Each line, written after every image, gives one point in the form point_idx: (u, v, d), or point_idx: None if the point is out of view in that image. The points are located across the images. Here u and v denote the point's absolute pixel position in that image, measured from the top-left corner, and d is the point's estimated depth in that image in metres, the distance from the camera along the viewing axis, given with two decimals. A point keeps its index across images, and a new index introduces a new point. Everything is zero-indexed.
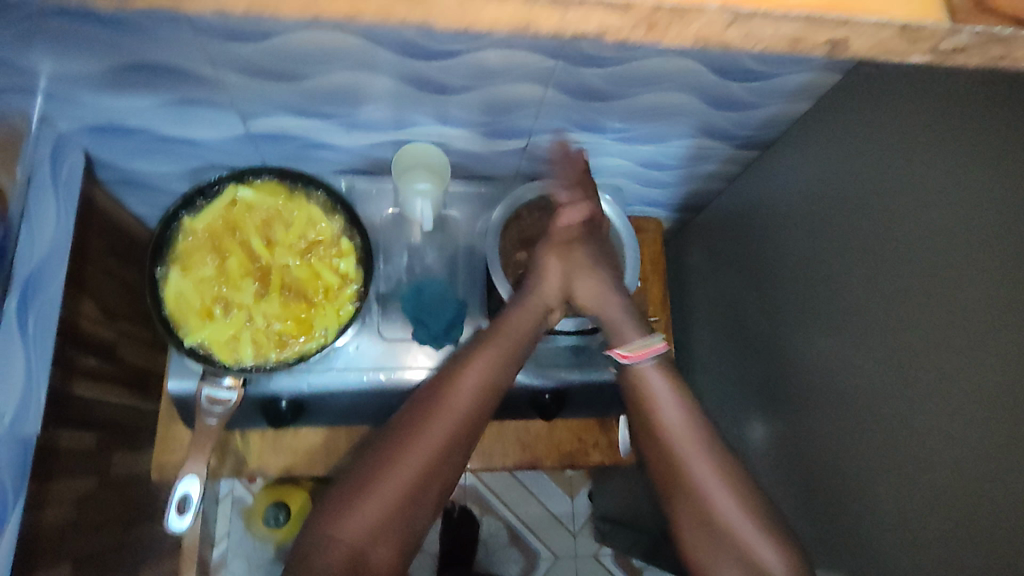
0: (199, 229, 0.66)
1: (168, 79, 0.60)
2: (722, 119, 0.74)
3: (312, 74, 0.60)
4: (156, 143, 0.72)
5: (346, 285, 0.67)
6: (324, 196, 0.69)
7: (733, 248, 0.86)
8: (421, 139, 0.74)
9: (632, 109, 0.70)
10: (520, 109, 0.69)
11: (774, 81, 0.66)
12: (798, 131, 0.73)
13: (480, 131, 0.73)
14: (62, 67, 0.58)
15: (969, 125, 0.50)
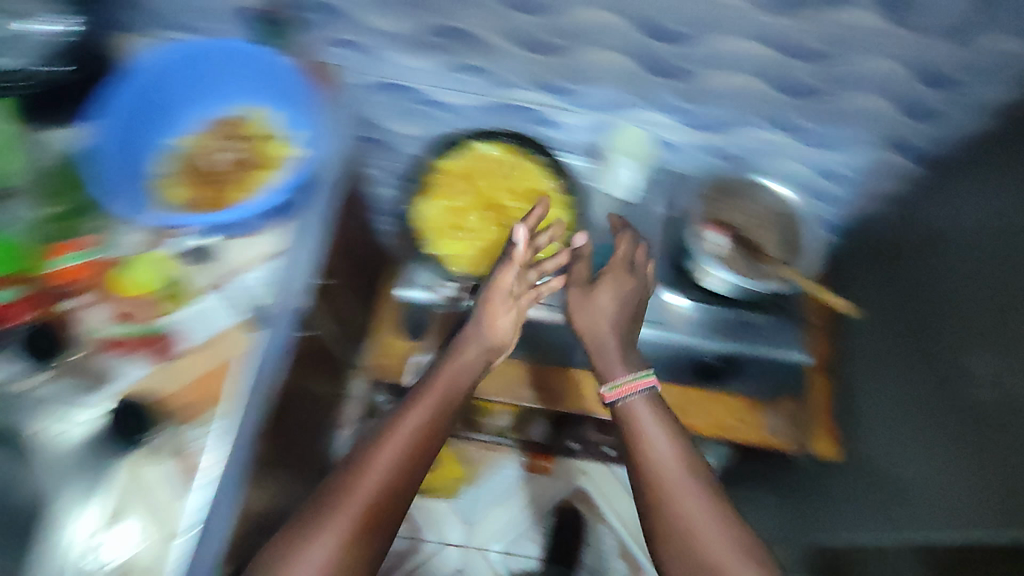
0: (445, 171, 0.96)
1: (461, 47, 0.90)
2: (908, 129, 0.89)
3: (572, 49, 0.86)
4: (419, 105, 1.01)
5: (551, 224, 0.93)
6: (543, 161, 0.98)
7: (907, 287, 0.92)
8: (631, 125, 1.01)
9: (831, 111, 0.88)
10: (725, 100, 0.90)
11: (969, 94, 0.81)
12: (967, 146, 0.85)
13: (687, 123, 0.97)
14: (390, 27, 0.88)
15: None
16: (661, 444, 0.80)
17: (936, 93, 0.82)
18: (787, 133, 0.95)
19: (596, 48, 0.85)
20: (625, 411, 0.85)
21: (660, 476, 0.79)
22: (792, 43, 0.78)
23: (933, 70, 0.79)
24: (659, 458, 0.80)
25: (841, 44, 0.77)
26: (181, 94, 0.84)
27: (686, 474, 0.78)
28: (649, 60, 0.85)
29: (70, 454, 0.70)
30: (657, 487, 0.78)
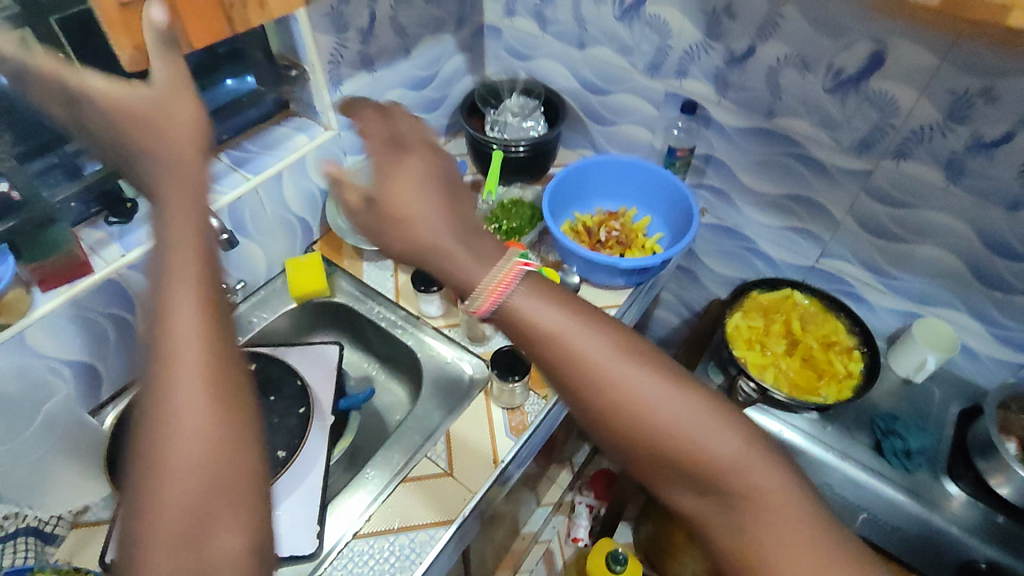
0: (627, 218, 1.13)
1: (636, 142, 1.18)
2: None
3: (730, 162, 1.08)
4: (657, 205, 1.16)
5: (759, 319, 1.06)
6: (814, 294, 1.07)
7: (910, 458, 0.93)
8: (792, 243, 1.11)
9: (920, 263, 0.98)
10: (834, 229, 1.04)
11: None
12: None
13: (809, 240, 1.08)
14: (601, 115, 1.19)
15: None
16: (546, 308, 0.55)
17: (999, 300, 0.94)
18: (982, 326, 0.98)
19: (717, 182, 1.12)
20: (500, 315, 0.55)
21: (611, 374, 0.53)
22: (879, 193, 0.95)
23: (1008, 255, 0.89)
24: (579, 338, 0.54)
25: (918, 198, 0.92)
26: (598, 188, 1.16)
27: (601, 332, 0.54)
28: (756, 201, 1.09)
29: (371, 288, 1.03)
30: (600, 391, 0.52)
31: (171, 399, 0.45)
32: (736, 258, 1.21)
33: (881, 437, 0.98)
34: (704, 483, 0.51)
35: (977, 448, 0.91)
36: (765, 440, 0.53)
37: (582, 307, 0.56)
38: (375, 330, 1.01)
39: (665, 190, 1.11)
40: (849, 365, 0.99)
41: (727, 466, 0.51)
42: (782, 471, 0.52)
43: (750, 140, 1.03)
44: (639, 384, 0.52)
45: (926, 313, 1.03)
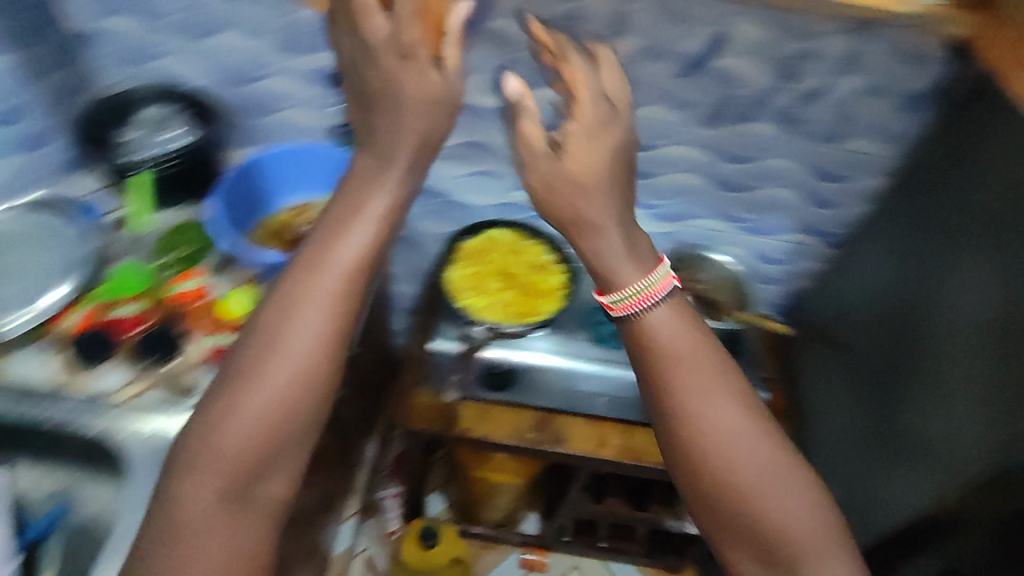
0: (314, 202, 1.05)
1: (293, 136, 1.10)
2: (659, 194, 1.15)
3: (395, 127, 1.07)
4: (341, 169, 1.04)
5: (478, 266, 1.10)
6: (511, 227, 1.14)
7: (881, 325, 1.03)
8: (480, 188, 1.19)
9: (578, 173, 1.13)
10: (507, 161, 1.13)
11: (662, 154, 1.08)
12: (689, 186, 1.13)
13: (493, 179, 1.17)
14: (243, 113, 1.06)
15: (671, 140, 1.05)
16: (735, 413, 0.63)
17: (643, 185, 1.14)
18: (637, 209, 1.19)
19: None
20: (631, 330, 0.67)
21: (721, 435, 0.62)
22: (532, 123, 1.06)
23: (636, 146, 1.07)
24: (682, 381, 0.64)
25: (560, 118, 1.04)
26: (278, 186, 1.03)
27: (711, 383, 0.64)
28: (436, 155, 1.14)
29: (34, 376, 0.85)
30: (690, 426, 0.63)
31: (290, 339, 0.62)
32: (440, 215, 1.25)
33: (592, 329, 1.11)
34: (775, 554, 0.62)
35: None
36: (834, 545, 0.62)
37: (706, 347, 0.65)
38: (51, 438, 0.81)
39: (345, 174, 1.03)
40: (556, 279, 1.10)
41: (783, 526, 0.61)
42: (842, 565, 0.62)
43: None
44: (735, 439, 0.62)
45: None
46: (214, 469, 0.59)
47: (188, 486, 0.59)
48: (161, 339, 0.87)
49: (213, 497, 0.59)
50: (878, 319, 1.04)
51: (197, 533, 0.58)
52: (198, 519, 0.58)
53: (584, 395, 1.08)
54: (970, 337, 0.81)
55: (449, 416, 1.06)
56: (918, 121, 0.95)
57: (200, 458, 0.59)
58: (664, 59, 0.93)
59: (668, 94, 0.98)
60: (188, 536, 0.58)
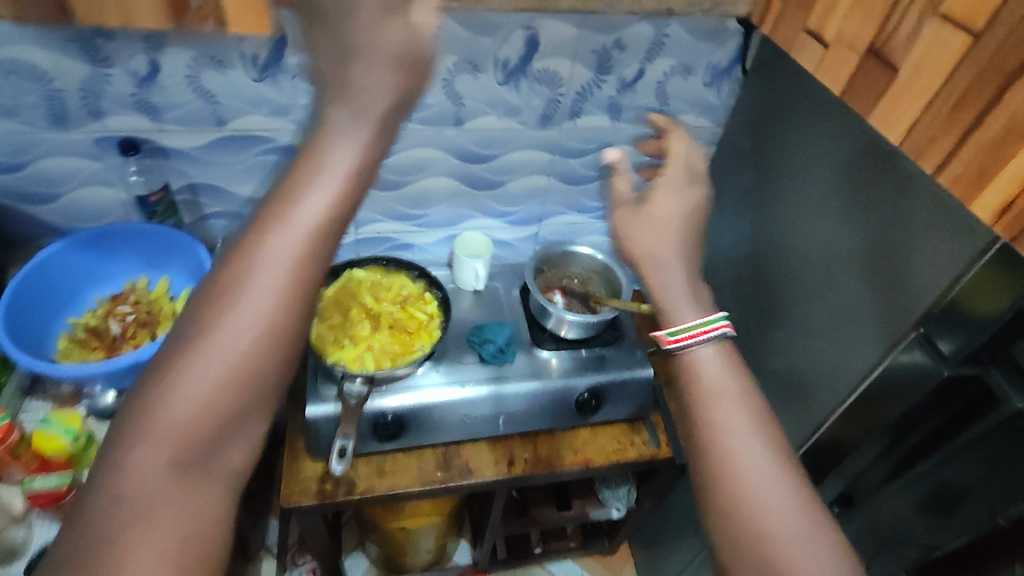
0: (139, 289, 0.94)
1: (93, 217, 0.96)
2: (510, 201, 1.15)
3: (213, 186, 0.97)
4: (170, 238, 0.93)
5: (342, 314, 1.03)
6: (371, 265, 1.10)
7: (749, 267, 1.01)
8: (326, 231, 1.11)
9: (424, 195, 1.09)
10: None
11: (502, 162, 1.07)
12: (537, 187, 1.13)
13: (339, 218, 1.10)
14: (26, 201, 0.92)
15: (508, 146, 1.04)
16: (757, 456, 0.53)
17: (492, 195, 1.13)
18: (493, 220, 1.18)
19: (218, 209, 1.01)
20: (683, 365, 0.59)
21: (734, 464, 0.53)
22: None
23: (477, 158, 1.05)
24: (723, 415, 0.55)
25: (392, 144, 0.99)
26: (81, 279, 0.91)
27: (746, 424, 0.55)
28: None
29: None
30: (716, 457, 0.54)
31: (274, 253, 0.44)
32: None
33: (479, 349, 1.07)
34: None
35: (540, 313, 1.11)
36: None
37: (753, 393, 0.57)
38: None
39: (161, 246, 0.93)
40: (428, 310, 1.05)
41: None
42: None
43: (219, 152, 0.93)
44: (754, 482, 0.52)
45: (460, 228, 1.18)
46: (168, 427, 0.41)
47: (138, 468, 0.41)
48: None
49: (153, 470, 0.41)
50: (745, 263, 1.01)
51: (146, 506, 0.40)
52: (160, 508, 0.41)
53: (480, 420, 1.04)
54: (832, 279, 0.81)
55: (344, 481, 0.98)
56: (729, 92, 1.02)
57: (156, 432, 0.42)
58: (482, 68, 0.92)
59: (496, 102, 0.97)
60: (139, 505, 0.40)
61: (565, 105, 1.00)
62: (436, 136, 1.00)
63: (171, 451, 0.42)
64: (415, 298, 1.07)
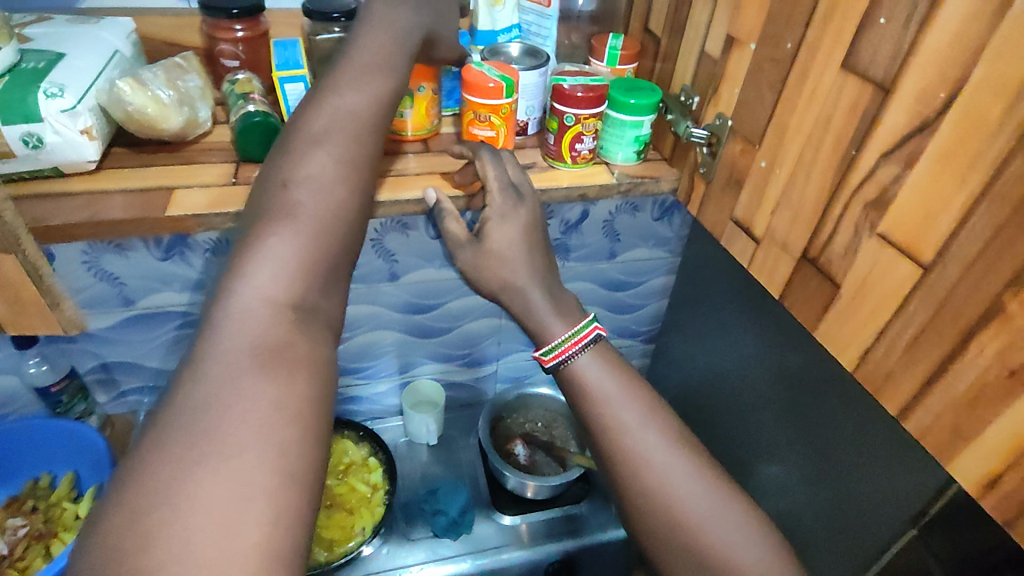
0: (43, 489, 0.85)
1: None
2: (463, 346, 1.06)
3: (130, 362, 0.89)
4: (67, 437, 0.84)
5: None
6: None
7: (741, 395, 0.92)
8: None
9: (366, 349, 1.01)
10: None
11: (449, 309, 0.99)
12: (491, 330, 1.05)
13: None
14: None
15: (453, 296, 0.97)
16: (647, 425, 0.60)
17: (443, 342, 1.04)
18: (447, 365, 1.08)
19: (137, 383, 0.92)
20: (565, 378, 0.63)
21: (656, 461, 0.59)
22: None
23: (420, 308, 0.97)
24: (616, 420, 0.60)
25: None
26: None
27: (639, 415, 0.61)
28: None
29: None
30: (631, 473, 0.59)
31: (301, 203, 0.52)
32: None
33: (430, 521, 0.95)
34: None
35: (498, 474, 1.00)
36: None
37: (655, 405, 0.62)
38: None
39: (65, 442, 0.84)
40: (371, 479, 0.95)
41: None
42: None
43: (132, 331, 0.85)
44: (669, 483, 0.58)
45: (411, 377, 1.08)
46: (233, 347, 0.44)
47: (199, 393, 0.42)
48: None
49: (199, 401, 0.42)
50: (736, 389, 0.93)
51: (224, 405, 0.41)
52: (240, 402, 0.41)
53: None
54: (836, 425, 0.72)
55: None
56: (681, 224, 0.97)
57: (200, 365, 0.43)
58: (414, 224, 0.86)
59: (432, 255, 0.91)
60: (220, 388, 0.42)
61: None
62: (371, 290, 0.92)
63: (233, 362, 0.43)
64: (360, 465, 0.97)
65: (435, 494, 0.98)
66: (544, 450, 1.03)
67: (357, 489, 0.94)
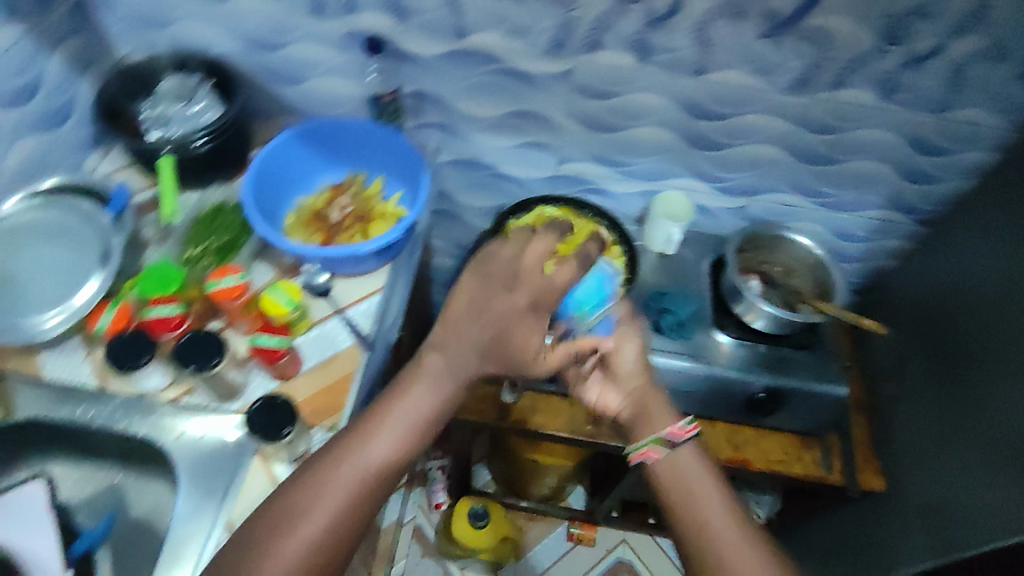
0: (357, 183, 0.97)
1: (326, 107, 1.02)
2: (730, 170, 1.03)
3: (436, 93, 0.98)
4: (392, 145, 0.94)
5: None
6: (567, 204, 1.07)
7: (949, 333, 0.90)
8: (526, 165, 1.09)
9: (636, 144, 1.01)
10: (557, 131, 1.01)
11: (739, 122, 0.95)
12: (766, 159, 1.00)
13: (543, 150, 1.05)
14: (275, 79, 0.98)
15: (749, 109, 0.93)
16: (705, 478, 0.74)
17: (713, 159, 1.02)
18: (705, 184, 1.07)
19: (437, 118, 1.02)
20: (669, 462, 0.75)
21: (698, 511, 0.71)
22: (591, 92, 0.93)
23: (708, 114, 0.94)
24: (687, 475, 0.74)
25: (623, 85, 0.91)
26: (313, 161, 0.96)
27: (704, 477, 0.74)
28: (482, 126, 1.02)
29: (56, 393, 0.78)
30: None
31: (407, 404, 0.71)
32: (487, 190, 1.15)
33: (656, 318, 1.01)
34: None
35: (731, 296, 1.01)
36: None
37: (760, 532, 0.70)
38: (89, 434, 0.79)
39: (390, 147, 0.95)
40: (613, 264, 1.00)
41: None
42: None
43: (452, 64, 0.92)
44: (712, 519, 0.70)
45: (665, 186, 1.08)
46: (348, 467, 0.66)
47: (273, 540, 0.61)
48: (204, 347, 0.73)
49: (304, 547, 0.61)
50: (947, 324, 0.91)
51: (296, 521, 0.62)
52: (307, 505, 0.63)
53: None
54: None
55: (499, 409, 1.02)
56: None
57: (296, 509, 0.63)
58: (747, 15, 0.80)
59: (749, 56, 0.86)
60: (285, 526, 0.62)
61: (828, 73, 0.86)
62: (672, 81, 0.90)
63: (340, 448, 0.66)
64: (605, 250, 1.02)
65: (665, 297, 1.03)
66: (780, 291, 1.02)
67: (598, 269, 1.00)
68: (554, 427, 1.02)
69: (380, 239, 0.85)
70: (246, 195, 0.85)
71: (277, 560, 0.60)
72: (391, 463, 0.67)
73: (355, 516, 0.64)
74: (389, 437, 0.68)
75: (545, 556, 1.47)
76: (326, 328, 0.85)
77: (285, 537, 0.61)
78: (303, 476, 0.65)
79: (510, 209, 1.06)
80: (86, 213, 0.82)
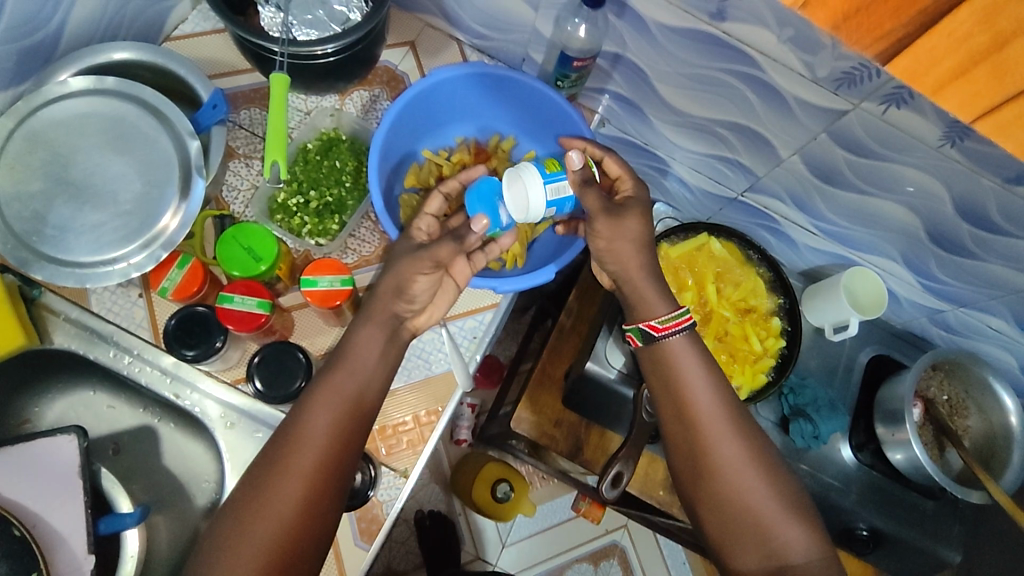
0: (506, 155, 0.76)
1: (490, 23, 0.75)
2: (955, 278, 0.79)
3: (636, 63, 0.70)
4: (569, 126, 0.71)
5: (686, 291, 0.83)
6: (734, 241, 0.84)
7: None
8: (707, 174, 0.84)
9: (853, 209, 0.76)
10: (768, 158, 0.75)
11: (1010, 245, 0.69)
12: (1013, 289, 0.76)
13: (736, 170, 0.80)
14: None
15: None
16: (702, 369, 0.64)
17: (944, 259, 0.77)
18: (914, 275, 0.83)
19: (625, 89, 0.76)
20: (655, 354, 0.65)
21: (691, 397, 0.63)
22: (849, 141, 0.66)
23: (983, 223, 0.68)
24: (684, 366, 0.64)
25: (895, 151, 0.64)
26: (461, 111, 0.75)
27: (700, 370, 0.64)
28: (677, 121, 0.76)
29: (102, 331, 0.65)
30: (703, 465, 0.62)
31: (365, 335, 0.60)
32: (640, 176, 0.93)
33: (788, 412, 0.86)
34: (733, 526, 0.60)
35: (883, 413, 0.84)
36: (792, 514, 0.60)
37: (736, 425, 0.63)
38: (129, 382, 0.68)
39: (560, 128, 0.72)
40: (766, 341, 0.82)
41: (789, 560, 0.58)
42: (801, 532, 0.59)
43: (677, 44, 0.64)
44: (697, 402, 0.63)
45: (862, 256, 0.85)
46: (310, 417, 0.56)
47: (229, 544, 0.51)
48: (285, 365, 0.62)
49: (275, 542, 0.52)
50: None
51: (251, 502, 0.53)
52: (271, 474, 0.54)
53: None
54: None
55: (575, 438, 0.91)
56: None
57: (242, 509, 0.53)
58: None
59: None
60: (248, 495, 0.53)
61: None
62: (967, 174, 0.62)
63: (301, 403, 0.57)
64: (761, 317, 0.83)
65: (806, 392, 0.86)
66: (940, 429, 0.84)
67: (747, 342, 0.82)
68: (636, 489, 0.91)
69: (523, 279, 0.66)
70: (374, 146, 0.65)
71: (252, 540, 0.51)
72: (348, 415, 0.57)
73: (327, 487, 0.55)
74: (346, 378, 0.58)
75: (544, 518, 1.44)
76: (423, 342, 0.71)
77: (241, 544, 0.51)
78: (253, 471, 0.55)
79: (669, 229, 0.83)
80: (159, 118, 0.62)
